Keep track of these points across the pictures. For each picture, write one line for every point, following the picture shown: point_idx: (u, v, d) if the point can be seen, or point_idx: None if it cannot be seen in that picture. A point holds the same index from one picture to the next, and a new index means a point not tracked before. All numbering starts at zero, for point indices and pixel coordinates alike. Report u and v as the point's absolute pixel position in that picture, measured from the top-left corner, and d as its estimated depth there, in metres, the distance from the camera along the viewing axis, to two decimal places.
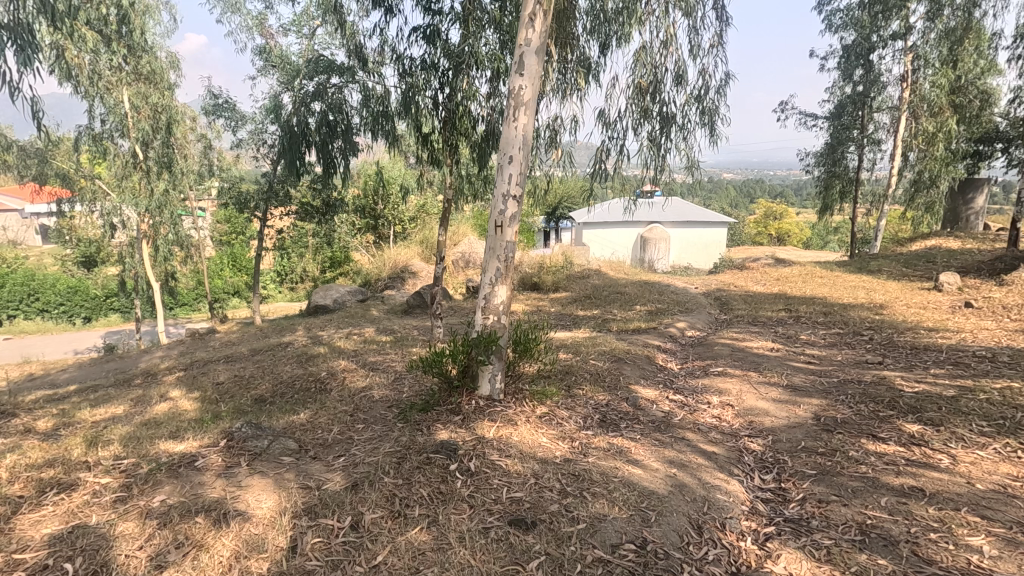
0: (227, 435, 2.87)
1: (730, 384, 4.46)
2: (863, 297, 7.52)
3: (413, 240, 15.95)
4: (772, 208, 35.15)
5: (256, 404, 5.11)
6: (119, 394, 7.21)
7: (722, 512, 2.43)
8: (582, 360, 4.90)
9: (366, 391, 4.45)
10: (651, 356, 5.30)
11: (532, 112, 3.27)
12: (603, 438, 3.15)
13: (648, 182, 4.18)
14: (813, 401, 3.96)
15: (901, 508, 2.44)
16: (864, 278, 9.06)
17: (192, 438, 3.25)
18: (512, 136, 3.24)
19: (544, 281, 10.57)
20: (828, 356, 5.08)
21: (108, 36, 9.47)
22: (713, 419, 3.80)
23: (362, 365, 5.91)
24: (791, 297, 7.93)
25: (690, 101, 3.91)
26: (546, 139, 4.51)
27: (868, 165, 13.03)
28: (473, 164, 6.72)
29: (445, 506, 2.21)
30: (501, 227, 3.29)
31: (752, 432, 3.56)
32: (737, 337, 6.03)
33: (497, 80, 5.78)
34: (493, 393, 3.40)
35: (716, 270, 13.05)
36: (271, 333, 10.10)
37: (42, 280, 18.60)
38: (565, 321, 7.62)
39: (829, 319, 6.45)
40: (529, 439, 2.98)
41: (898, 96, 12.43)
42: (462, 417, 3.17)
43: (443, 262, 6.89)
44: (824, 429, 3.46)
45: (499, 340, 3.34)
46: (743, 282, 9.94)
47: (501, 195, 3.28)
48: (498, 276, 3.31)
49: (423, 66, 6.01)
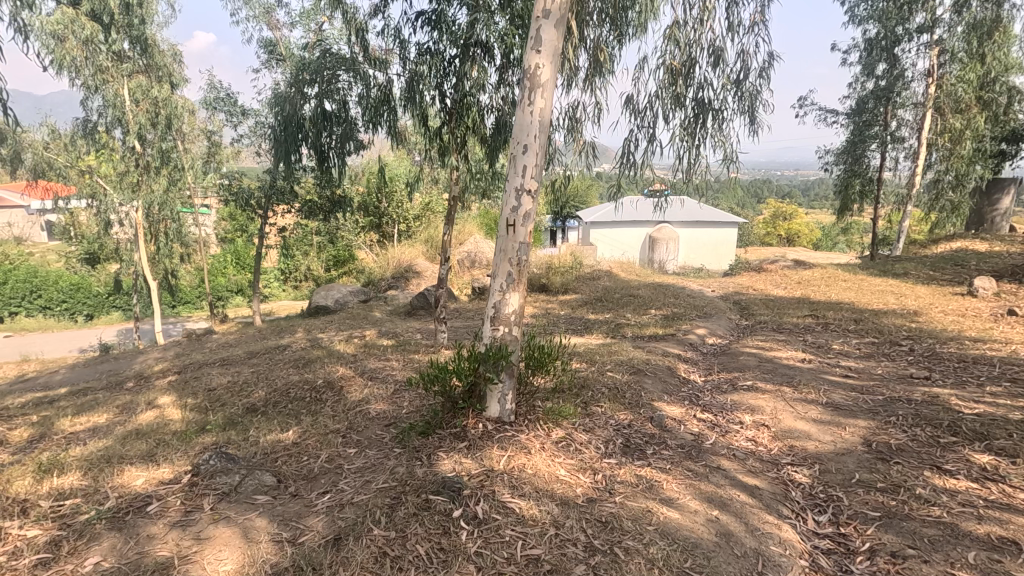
0: (193, 468, 2.49)
1: (763, 401, 4.05)
2: (894, 303, 7.06)
3: (417, 239, 15.57)
4: (781, 208, 34.55)
5: (246, 417, 4.74)
6: (108, 399, 6.87)
7: (780, 571, 2.05)
8: (598, 371, 4.50)
9: (362, 406, 4.07)
10: (672, 366, 4.89)
11: (551, 94, 2.87)
12: (628, 469, 2.75)
13: (679, 181, 3.77)
14: (859, 423, 3.55)
15: (995, 568, 2.04)
16: (891, 282, 8.60)
17: (159, 465, 2.88)
18: (527, 121, 2.85)
19: (552, 282, 10.17)
20: (868, 369, 4.66)
21: (110, 24, 9.21)
22: (748, 443, 3.39)
23: (360, 373, 5.54)
24: (815, 301, 7.49)
25: (728, 86, 3.49)
26: (567, 128, 4.13)
27: (890, 165, 12.55)
28: (482, 160, 6.35)
29: (448, 570, 1.82)
30: (512, 226, 2.89)
31: (795, 460, 3.15)
32: (763, 346, 5.60)
33: (509, 69, 5.40)
34: (502, 415, 3.00)
35: (732, 271, 12.62)
36: (269, 335, 9.75)
37: (44, 276, 18.41)
38: (577, 325, 7.22)
39: (861, 327, 6.01)
40: (547, 471, 2.58)
41: (923, 91, 11.68)
42: (467, 444, 2.78)
43: (448, 262, 6.44)
44: (880, 458, 3.05)
45: (510, 354, 2.95)
46: (762, 285, 9.48)
47: (513, 189, 2.88)
48: (511, 281, 2.91)
49: (428, 53, 5.62)
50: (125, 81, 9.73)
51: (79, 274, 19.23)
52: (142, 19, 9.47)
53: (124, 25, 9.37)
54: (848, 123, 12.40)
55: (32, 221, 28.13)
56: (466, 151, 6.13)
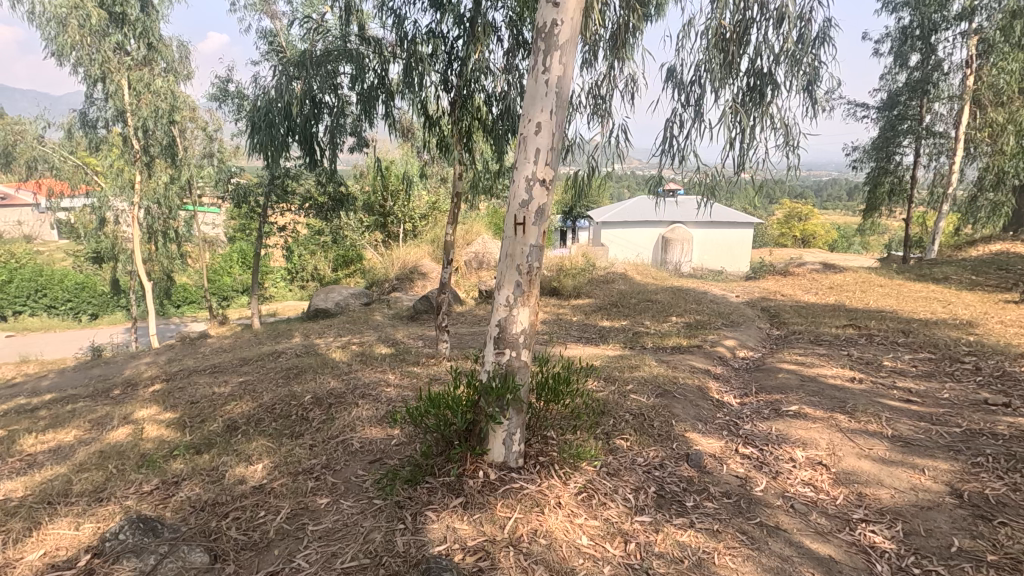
0: (102, 544, 2.11)
1: (815, 432, 3.43)
2: (942, 311, 6.42)
3: (423, 239, 15.07)
4: (796, 208, 33.69)
5: (221, 437, 4.22)
6: (88, 410, 6.41)
7: None
8: (619, 393, 3.91)
9: (346, 433, 3.53)
10: (703, 386, 4.26)
11: (571, 59, 2.30)
12: (666, 537, 2.19)
13: (730, 173, 3.18)
14: (940, 464, 2.95)
15: None
16: (932, 288, 7.94)
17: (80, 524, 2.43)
18: (540, 93, 2.28)
19: (564, 285, 9.60)
20: (932, 393, 4.02)
21: (118, 15, 8.84)
22: (806, 488, 2.81)
23: (352, 386, 5.00)
24: (853, 310, 6.84)
25: (788, 54, 2.97)
26: (593, 109, 3.59)
27: (923, 162, 11.85)
28: (488, 154, 5.79)
29: None
30: (521, 225, 2.32)
31: (869, 515, 2.55)
32: (803, 361, 4.98)
33: (518, 51, 4.84)
34: (508, 459, 2.42)
35: (754, 274, 11.95)
36: (266, 339, 9.25)
37: (50, 275, 18.14)
38: (590, 334, 6.65)
39: (911, 340, 5.37)
40: (564, 542, 2.04)
41: (960, 84, 11.01)
42: (464, 501, 2.23)
43: (451, 264, 5.84)
44: (980, 516, 2.44)
45: (518, 387, 2.38)
46: (790, 291, 8.84)
47: (524, 179, 2.32)
48: (519, 293, 2.34)
49: (429, 34, 5.07)
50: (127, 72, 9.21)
51: (85, 272, 18.92)
52: (150, 8, 9.07)
53: (135, 17, 8.92)
54: (878, 118, 11.70)
55: (39, 222, 27.78)
56: (470, 144, 5.56)
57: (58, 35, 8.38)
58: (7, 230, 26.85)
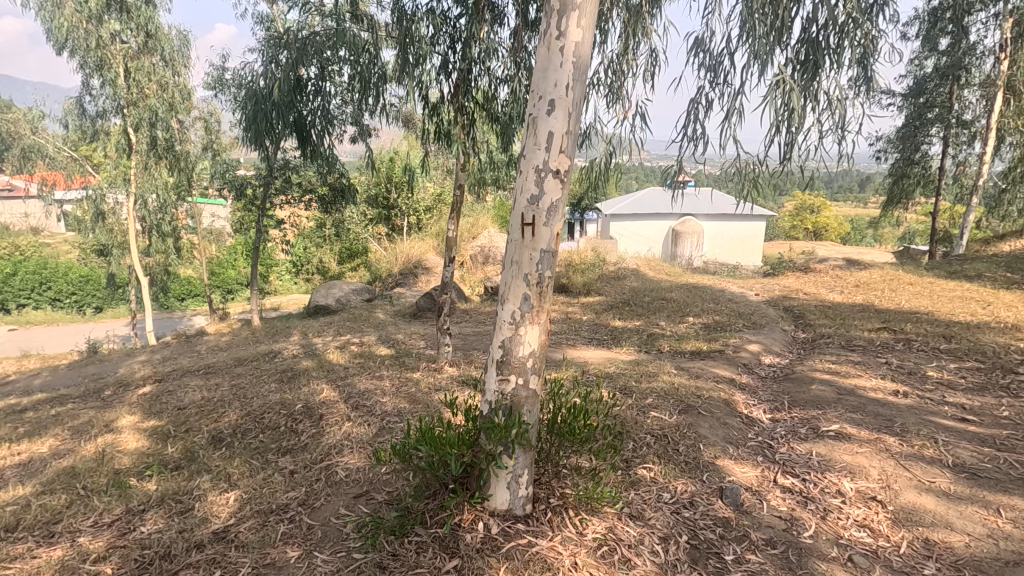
0: None
1: (863, 458, 3.01)
2: (982, 313, 5.96)
3: (427, 233, 14.67)
4: (808, 200, 33.02)
5: (197, 451, 3.85)
6: (73, 415, 6.06)
7: None
8: (638, 409, 3.50)
9: (331, 455, 3.15)
10: (730, 401, 3.83)
11: (590, 21, 1.88)
12: None
13: (770, 164, 2.74)
14: (1015, 502, 2.54)
15: None
16: (965, 287, 7.47)
17: None
18: (554, 63, 1.87)
19: (573, 282, 9.20)
20: (989, 411, 3.59)
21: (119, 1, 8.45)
22: (861, 531, 2.40)
23: (344, 394, 4.63)
24: (883, 310, 6.40)
25: (843, 21, 2.53)
26: (610, 89, 3.18)
27: (952, 153, 11.30)
28: (494, 143, 5.39)
29: None
30: (530, 225, 1.91)
31: (943, 570, 2.15)
32: (837, 369, 4.55)
33: (525, 29, 4.43)
34: (513, 507, 2.05)
35: (773, 270, 11.45)
36: (263, 337, 8.88)
37: (53, 268, 17.93)
38: (602, 335, 6.25)
39: (954, 346, 4.93)
40: None
41: (994, 69, 10.37)
42: (460, 565, 1.86)
43: (453, 262, 5.43)
44: None
45: (525, 422, 1.99)
46: (813, 288, 8.39)
47: (533, 168, 1.91)
48: (527, 309, 1.94)
49: (428, 13, 4.64)
50: (126, 61, 8.81)
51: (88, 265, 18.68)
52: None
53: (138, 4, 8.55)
54: (904, 106, 11.12)
55: (46, 217, 27.70)
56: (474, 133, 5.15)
57: (55, 21, 8.03)
58: (14, 222, 26.86)
